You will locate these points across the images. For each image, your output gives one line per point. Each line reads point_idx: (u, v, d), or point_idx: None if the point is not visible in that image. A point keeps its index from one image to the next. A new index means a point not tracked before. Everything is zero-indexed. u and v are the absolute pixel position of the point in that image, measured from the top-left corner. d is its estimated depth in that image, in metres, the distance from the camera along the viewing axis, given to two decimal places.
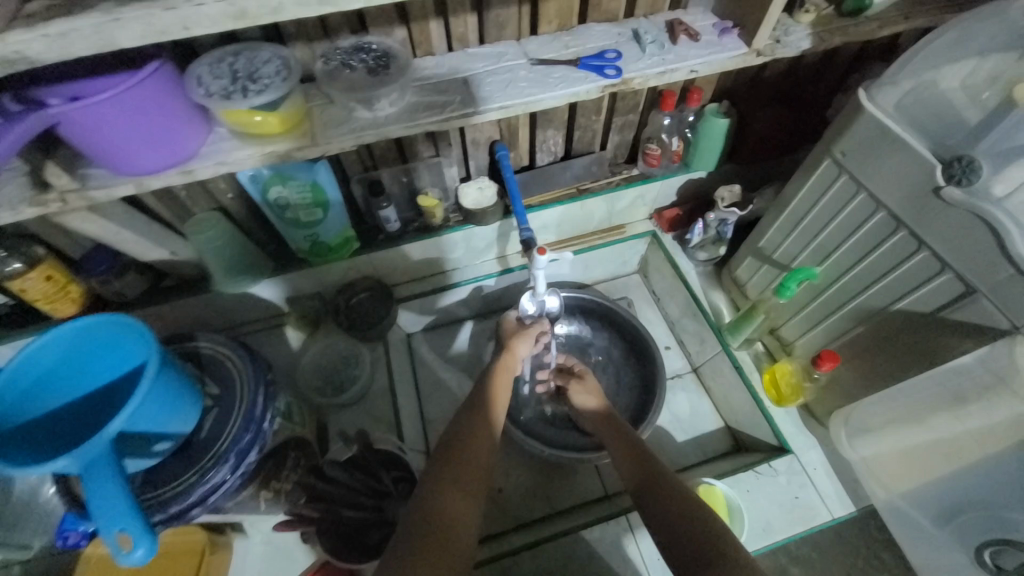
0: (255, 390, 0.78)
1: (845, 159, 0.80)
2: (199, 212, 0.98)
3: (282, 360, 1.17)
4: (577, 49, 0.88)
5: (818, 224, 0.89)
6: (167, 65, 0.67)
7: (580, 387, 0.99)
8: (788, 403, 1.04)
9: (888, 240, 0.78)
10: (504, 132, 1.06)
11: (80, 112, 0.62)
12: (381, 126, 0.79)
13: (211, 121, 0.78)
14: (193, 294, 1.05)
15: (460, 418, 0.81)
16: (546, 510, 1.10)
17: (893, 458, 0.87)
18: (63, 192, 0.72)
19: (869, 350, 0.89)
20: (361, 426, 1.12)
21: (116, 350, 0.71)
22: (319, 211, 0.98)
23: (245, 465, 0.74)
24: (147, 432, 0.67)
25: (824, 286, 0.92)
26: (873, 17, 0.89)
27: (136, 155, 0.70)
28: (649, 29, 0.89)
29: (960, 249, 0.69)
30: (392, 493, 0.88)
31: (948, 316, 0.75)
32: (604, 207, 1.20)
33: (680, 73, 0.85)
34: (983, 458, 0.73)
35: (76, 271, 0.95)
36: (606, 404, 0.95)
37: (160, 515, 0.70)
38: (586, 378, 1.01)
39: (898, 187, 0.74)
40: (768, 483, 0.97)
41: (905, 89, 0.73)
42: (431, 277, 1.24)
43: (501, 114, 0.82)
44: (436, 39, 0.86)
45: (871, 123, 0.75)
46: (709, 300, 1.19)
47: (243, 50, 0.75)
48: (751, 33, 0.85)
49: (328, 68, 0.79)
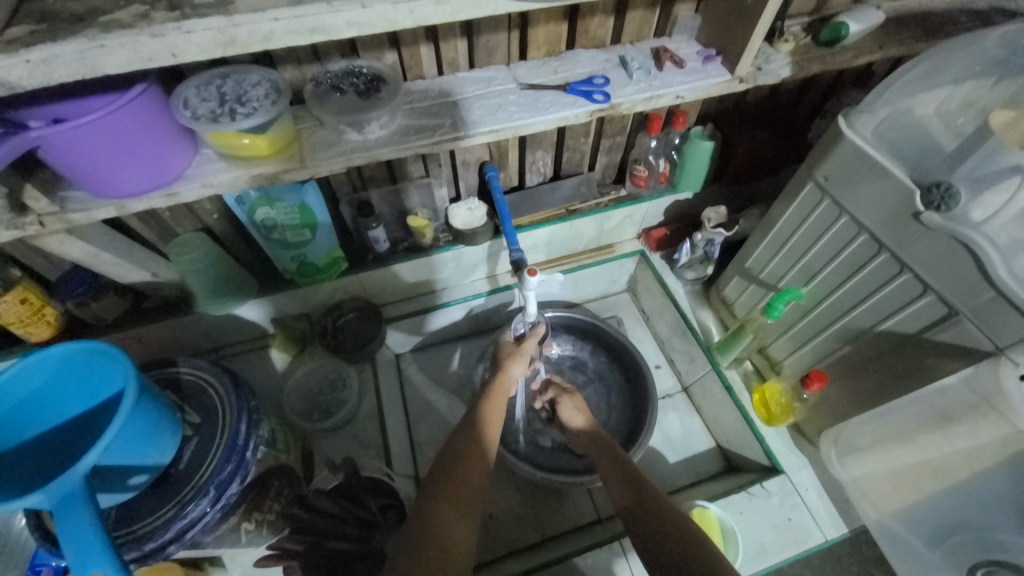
0: (238, 417, 0.75)
1: (827, 183, 0.82)
2: (183, 232, 0.97)
3: (267, 383, 1.14)
4: (566, 74, 0.89)
5: (804, 245, 0.91)
6: (154, 88, 0.66)
7: (569, 404, 0.97)
8: (778, 422, 1.04)
9: (871, 263, 0.80)
10: (494, 154, 1.07)
11: (62, 135, 0.60)
12: (371, 149, 0.79)
13: (198, 142, 0.77)
14: (174, 316, 1.02)
15: (450, 442, 0.80)
16: (539, 536, 1.07)
17: (884, 479, 0.88)
18: (41, 215, 0.70)
19: (856, 370, 0.90)
20: (348, 450, 1.09)
21: (91, 378, 0.68)
22: (308, 232, 0.97)
23: (226, 497, 0.72)
24: (122, 465, 0.64)
25: (811, 307, 0.94)
26: (850, 47, 0.92)
27: (119, 178, 0.69)
28: (635, 56, 0.91)
29: (941, 272, 0.71)
30: (380, 522, 0.85)
31: (933, 337, 0.76)
32: (593, 227, 1.21)
33: (666, 98, 0.86)
34: (971, 476, 0.75)
35: (52, 293, 0.92)
36: (592, 422, 0.94)
37: (135, 552, 0.67)
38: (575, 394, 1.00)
39: (880, 211, 0.76)
40: (761, 505, 0.96)
41: (882, 116, 0.76)
42: (421, 297, 1.22)
43: (491, 137, 0.83)
44: (426, 63, 0.87)
45: (852, 149, 0.77)
46: (697, 319, 1.20)
47: (232, 73, 0.75)
48: (734, 61, 0.87)
49: (318, 90, 0.80)
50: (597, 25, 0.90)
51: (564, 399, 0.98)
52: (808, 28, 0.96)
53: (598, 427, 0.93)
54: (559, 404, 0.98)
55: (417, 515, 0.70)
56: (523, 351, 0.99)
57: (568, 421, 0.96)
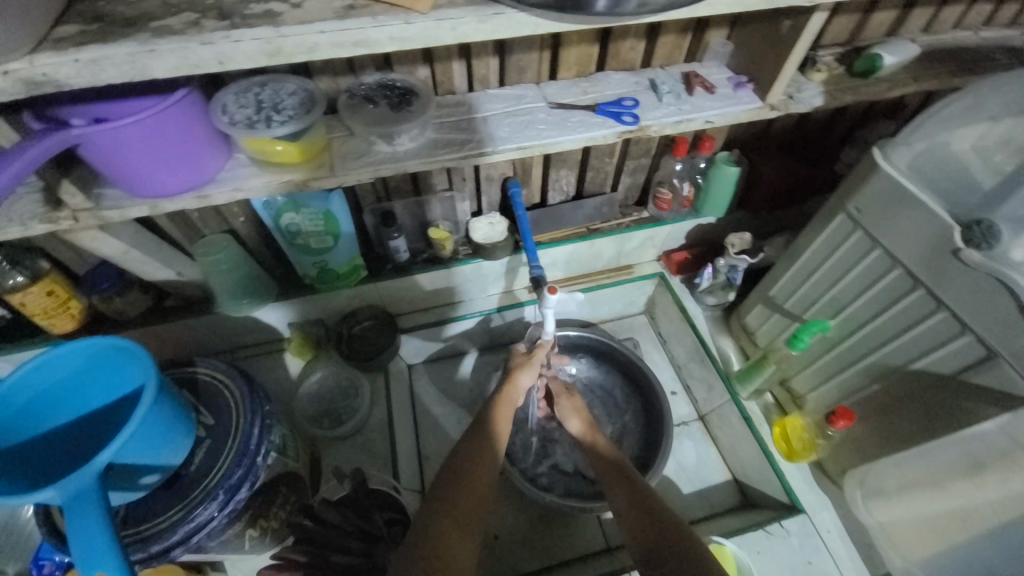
0: (251, 421, 0.75)
1: (859, 215, 0.80)
2: (208, 233, 0.98)
3: (279, 387, 1.14)
4: (596, 95, 0.89)
5: (832, 276, 0.89)
6: (195, 93, 0.68)
7: (568, 405, 0.98)
8: (800, 458, 1.00)
9: (904, 299, 0.78)
10: (518, 170, 1.07)
11: (104, 135, 0.62)
12: (400, 160, 0.79)
13: (232, 147, 0.78)
14: (193, 315, 1.03)
15: (457, 454, 0.79)
16: (544, 561, 1.04)
17: (909, 524, 0.84)
18: (76, 210, 0.72)
19: (886, 410, 0.87)
20: (355, 460, 1.08)
21: (111, 374, 0.68)
22: (330, 239, 0.98)
23: (234, 502, 0.71)
24: (135, 463, 0.64)
25: (838, 340, 0.91)
26: (884, 79, 0.91)
27: (154, 179, 0.70)
28: (665, 80, 0.91)
29: (981, 312, 0.68)
30: (384, 537, 0.83)
31: (970, 380, 0.73)
32: (614, 247, 1.20)
33: (695, 122, 0.86)
34: (1002, 527, 0.71)
35: (78, 286, 0.94)
36: (590, 426, 0.95)
37: (141, 553, 0.67)
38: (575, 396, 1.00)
39: (915, 245, 0.74)
40: (779, 546, 0.92)
41: (919, 150, 0.74)
42: (436, 308, 1.22)
43: (518, 154, 0.83)
44: (458, 79, 0.88)
45: (887, 182, 0.75)
46: (716, 346, 1.17)
47: (269, 82, 0.77)
48: (765, 88, 0.86)
49: (351, 101, 0.82)
50: (629, 48, 0.90)
51: (564, 399, 0.99)
52: (842, 58, 0.95)
53: (598, 432, 0.93)
54: (557, 403, 0.98)
55: (420, 525, 0.69)
56: (533, 360, 0.98)
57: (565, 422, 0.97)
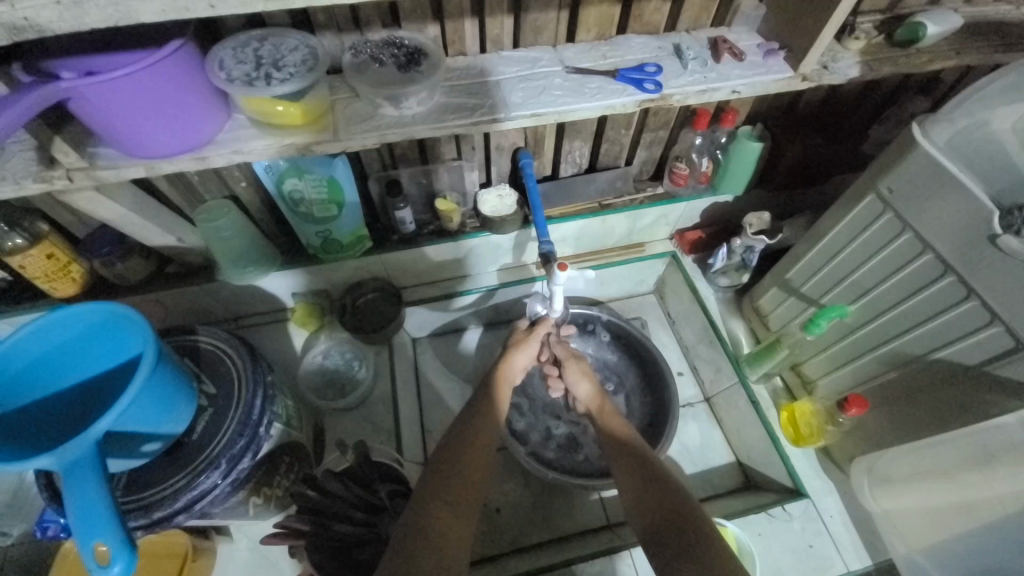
0: (254, 391, 0.74)
1: (891, 196, 0.76)
2: (209, 199, 0.95)
3: (282, 357, 1.13)
4: (616, 60, 0.84)
5: (855, 260, 0.85)
6: (190, 45, 0.64)
7: (578, 370, 0.96)
8: (806, 444, 1.00)
9: (933, 286, 0.74)
10: (530, 140, 1.02)
11: (93, 89, 0.58)
12: (407, 125, 0.75)
13: (231, 107, 0.74)
14: (195, 282, 1.01)
15: (458, 430, 0.77)
16: (545, 535, 1.05)
17: (914, 513, 0.83)
18: (69, 169, 0.68)
19: (901, 397, 0.85)
20: (358, 432, 1.08)
21: (110, 340, 0.66)
22: (334, 208, 0.95)
23: (237, 471, 0.71)
24: (135, 432, 0.63)
25: (856, 325, 0.88)
26: (925, 50, 0.85)
27: (149, 138, 0.67)
28: (691, 45, 0.86)
29: (1016, 301, 0.65)
30: (387, 508, 0.83)
31: (994, 371, 0.71)
32: (626, 223, 1.16)
33: (720, 92, 0.81)
34: (1009, 517, 0.70)
35: (78, 250, 0.92)
36: (600, 392, 0.94)
37: (142, 520, 0.66)
38: (584, 360, 0.99)
39: (948, 229, 0.70)
40: (780, 528, 0.93)
41: (959, 127, 0.70)
42: (442, 282, 1.20)
43: (532, 122, 0.79)
44: (469, 39, 0.82)
45: (923, 161, 0.71)
46: (727, 328, 1.16)
47: (269, 37, 0.72)
48: (798, 57, 0.81)
49: (356, 61, 0.77)
50: (653, 10, 0.84)
51: (572, 363, 0.97)
52: (881, 26, 0.88)
53: (605, 399, 0.93)
54: (566, 368, 0.97)
55: (418, 499, 0.69)
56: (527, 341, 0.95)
57: (574, 387, 0.96)
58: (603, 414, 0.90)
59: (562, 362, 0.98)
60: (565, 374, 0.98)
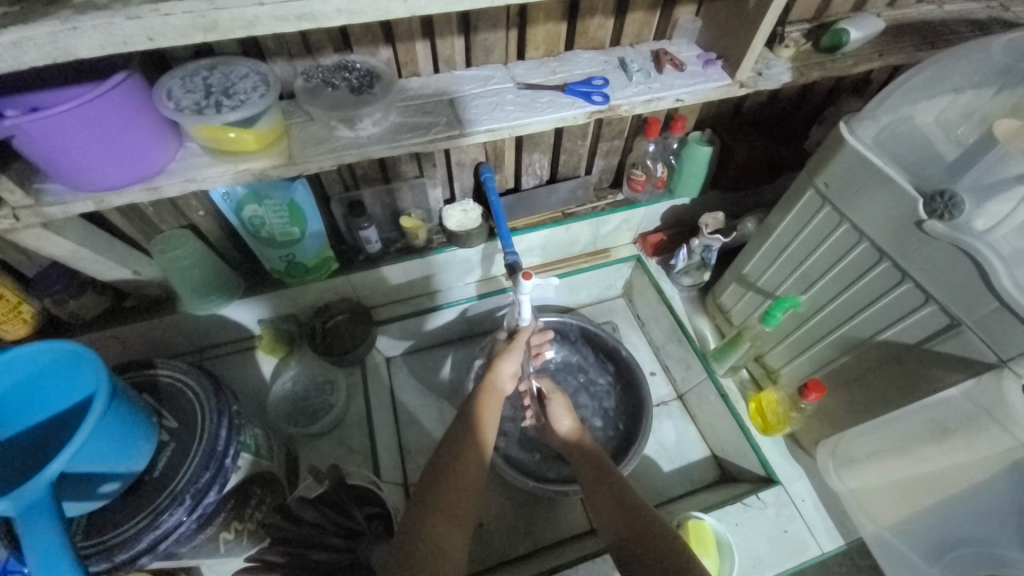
0: (218, 422, 0.73)
1: (827, 190, 0.81)
2: (166, 229, 0.94)
3: (250, 387, 1.10)
4: (564, 75, 0.88)
5: (802, 252, 0.90)
6: (136, 76, 0.64)
7: (560, 406, 0.96)
8: (774, 432, 1.04)
9: (871, 272, 0.79)
10: (490, 155, 1.05)
11: (36, 124, 0.57)
12: (362, 146, 0.76)
13: (182, 136, 0.74)
14: (156, 314, 0.99)
15: (440, 449, 0.76)
16: (529, 545, 1.05)
17: (881, 493, 0.87)
18: (15, 208, 0.67)
19: (853, 381, 0.90)
20: (334, 457, 1.07)
21: (59, 380, 0.64)
22: (296, 230, 0.95)
23: (203, 506, 0.69)
24: (91, 473, 0.60)
25: (809, 315, 0.92)
26: (850, 54, 0.91)
27: (97, 170, 0.66)
28: (635, 58, 0.90)
29: (943, 280, 0.70)
30: (366, 532, 0.82)
31: (934, 348, 0.75)
32: (590, 231, 1.19)
33: (665, 101, 0.85)
34: (971, 488, 0.74)
35: (29, 290, 0.88)
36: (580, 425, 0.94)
37: (105, 563, 0.64)
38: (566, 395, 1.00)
39: (880, 220, 0.75)
40: (756, 516, 0.95)
41: (883, 124, 0.75)
42: (413, 299, 1.20)
43: (488, 137, 0.81)
44: (422, 60, 0.85)
45: (852, 157, 0.76)
46: (693, 326, 1.20)
47: (218, 65, 0.72)
48: (734, 65, 0.86)
49: (309, 85, 0.77)
50: (596, 26, 0.88)
51: (555, 397, 0.98)
52: (809, 34, 0.95)
53: (586, 431, 0.94)
54: (548, 402, 0.97)
55: (410, 520, 0.67)
56: (515, 346, 0.97)
57: (554, 420, 0.96)
58: (582, 445, 0.90)
59: (546, 396, 0.99)
60: (546, 407, 0.98)
